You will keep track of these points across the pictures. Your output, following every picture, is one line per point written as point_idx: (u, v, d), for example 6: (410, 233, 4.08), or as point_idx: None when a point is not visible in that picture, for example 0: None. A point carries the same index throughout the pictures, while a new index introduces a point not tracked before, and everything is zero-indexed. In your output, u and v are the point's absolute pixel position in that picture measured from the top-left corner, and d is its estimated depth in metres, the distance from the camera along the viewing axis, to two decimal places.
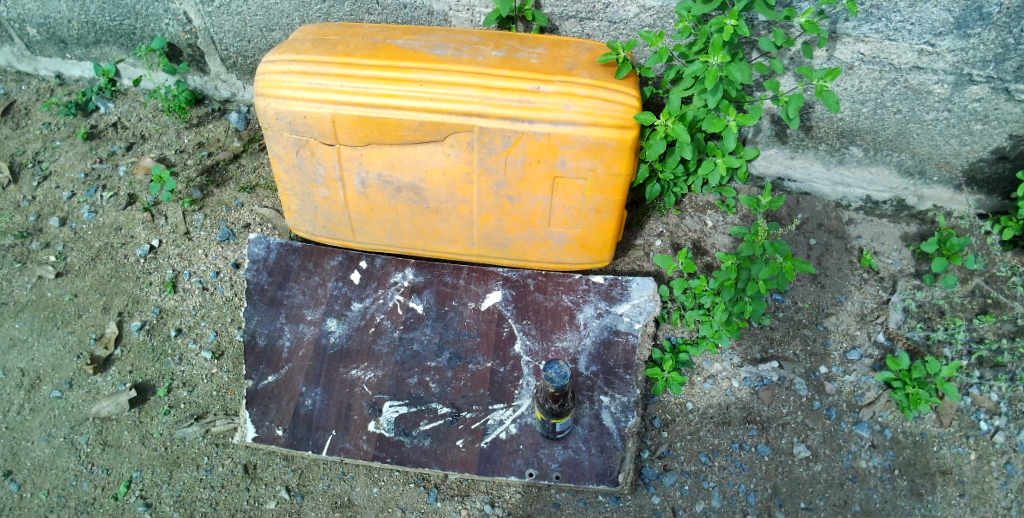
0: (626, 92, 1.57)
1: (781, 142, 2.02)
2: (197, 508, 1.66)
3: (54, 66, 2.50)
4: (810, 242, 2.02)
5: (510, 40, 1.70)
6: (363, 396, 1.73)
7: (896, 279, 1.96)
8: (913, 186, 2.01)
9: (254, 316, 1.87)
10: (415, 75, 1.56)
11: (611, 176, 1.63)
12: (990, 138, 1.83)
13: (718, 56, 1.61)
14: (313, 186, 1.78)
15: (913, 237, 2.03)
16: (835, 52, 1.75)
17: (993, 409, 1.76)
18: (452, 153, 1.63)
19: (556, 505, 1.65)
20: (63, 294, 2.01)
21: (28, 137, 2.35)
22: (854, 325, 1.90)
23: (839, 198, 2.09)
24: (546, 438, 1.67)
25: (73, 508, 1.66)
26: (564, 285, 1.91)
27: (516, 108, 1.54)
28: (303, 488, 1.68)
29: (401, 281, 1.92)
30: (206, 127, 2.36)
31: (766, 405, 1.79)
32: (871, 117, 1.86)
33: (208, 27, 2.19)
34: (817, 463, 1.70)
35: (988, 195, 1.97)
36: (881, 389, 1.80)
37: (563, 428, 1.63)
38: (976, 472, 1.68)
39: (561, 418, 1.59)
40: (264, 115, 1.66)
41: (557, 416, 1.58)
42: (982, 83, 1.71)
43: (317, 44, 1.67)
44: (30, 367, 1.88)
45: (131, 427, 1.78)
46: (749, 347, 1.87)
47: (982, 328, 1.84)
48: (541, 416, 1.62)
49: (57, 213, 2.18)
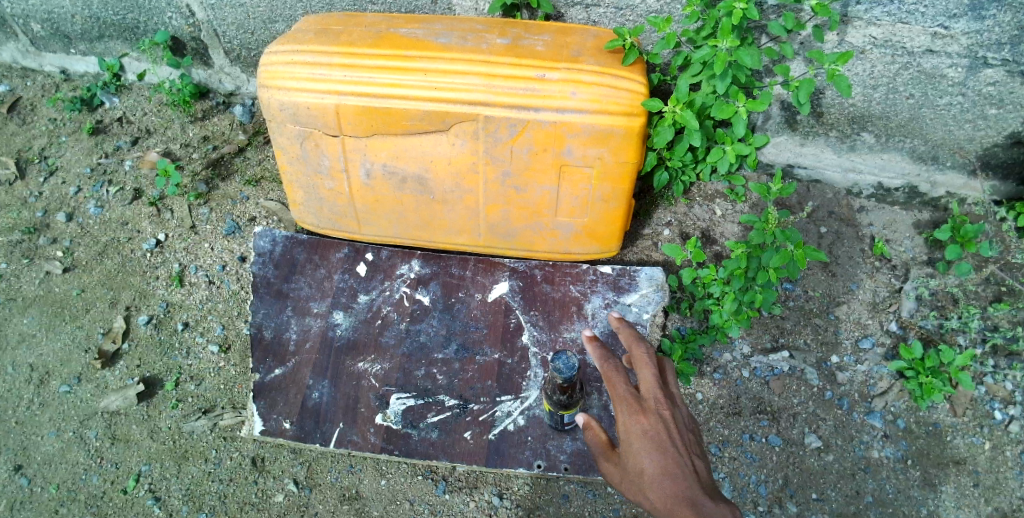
0: (633, 79, 1.55)
1: (791, 129, 1.99)
2: (205, 502, 1.67)
3: (59, 61, 2.49)
4: (821, 230, 1.99)
5: (515, 27, 1.68)
6: (369, 388, 1.73)
7: (908, 267, 1.92)
8: (926, 172, 1.97)
9: (261, 309, 1.85)
10: (419, 64, 1.54)
11: (618, 164, 1.61)
12: (1005, 123, 1.79)
13: (726, 40, 1.58)
14: (317, 178, 1.77)
15: (925, 224, 1.99)
16: (846, 36, 1.71)
17: (1008, 398, 1.74)
18: (457, 142, 1.62)
19: (565, 496, 1.66)
20: (70, 289, 2.01)
21: (35, 133, 2.35)
22: (866, 314, 1.87)
23: (850, 185, 2.06)
24: (552, 424, 1.65)
25: (83, 502, 1.68)
26: (571, 275, 1.89)
27: (521, 96, 1.52)
28: (312, 481, 1.69)
29: (408, 273, 1.91)
30: (212, 120, 2.35)
31: (777, 395, 1.77)
32: (883, 103, 1.83)
33: (211, 20, 2.17)
34: (828, 454, 1.70)
35: (1003, 180, 1.93)
36: (893, 379, 1.78)
37: (570, 421, 1.62)
38: (990, 462, 1.67)
39: (569, 411, 1.58)
40: (267, 106, 1.64)
41: (565, 408, 1.57)
42: (997, 67, 1.68)
43: (320, 34, 1.65)
44: (40, 361, 1.89)
45: (140, 421, 1.79)
46: (759, 337, 1.85)
47: (996, 316, 1.82)
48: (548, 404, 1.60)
49: (64, 209, 2.18)
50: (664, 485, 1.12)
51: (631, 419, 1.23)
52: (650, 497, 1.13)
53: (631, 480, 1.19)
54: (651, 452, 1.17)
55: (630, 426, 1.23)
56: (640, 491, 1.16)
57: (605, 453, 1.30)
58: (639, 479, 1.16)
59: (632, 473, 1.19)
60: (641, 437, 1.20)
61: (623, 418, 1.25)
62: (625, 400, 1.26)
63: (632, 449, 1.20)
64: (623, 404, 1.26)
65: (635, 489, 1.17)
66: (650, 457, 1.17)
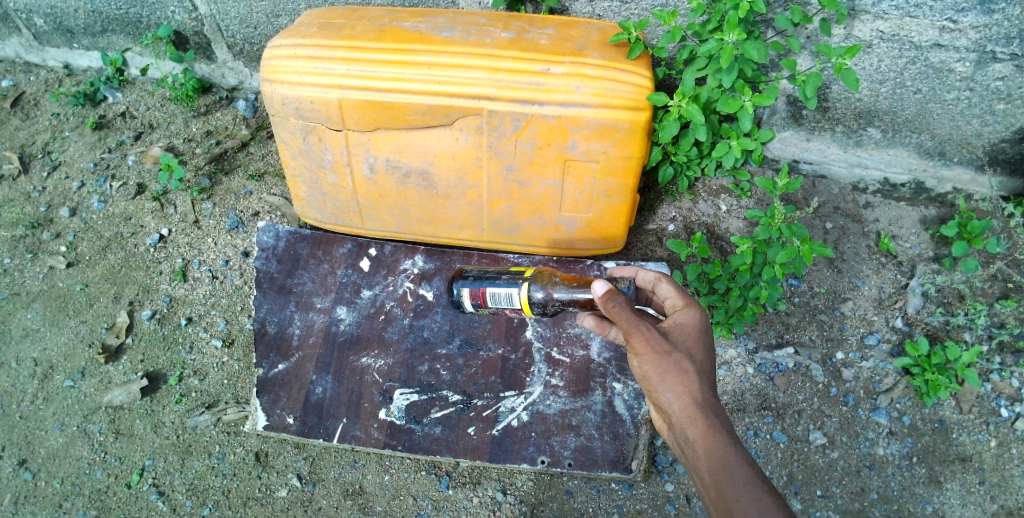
0: (638, 72, 1.53)
1: (797, 124, 1.97)
2: (209, 497, 1.67)
3: (62, 56, 2.48)
4: (826, 226, 1.97)
5: (519, 21, 1.67)
6: (374, 384, 1.73)
7: (914, 263, 1.91)
8: (933, 168, 1.95)
9: (264, 304, 1.85)
10: (422, 57, 1.53)
11: (622, 158, 1.60)
12: (1014, 118, 1.77)
13: (733, 33, 1.57)
14: (320, 172, 1.76)
15: (932, 220, 1.97)
16: (853, 30, 1.70)
17: (1014, 395, 1.73)
18: (460, 137, 1.61)
19: (569, 492, 1.66)
20: (74, 284, 2.01)
21: (38, 128, 2.35)
22: (871, 311, 1.86)
23: (856, 181, 2.04)
24: (472, 283, 1.50)
25: (87, 496, 1.69)
26: (576, 270, 1.86)
27: (525, 90, 1.52)
28: (314, 476, 1.69)
29: (411, 268, 1.89)
30: (215, 115, 2.34)
31: (781, 391, 1.77)
32: (890, 98, 1.81)
33: (214, 14, 2.17)
34: (833, 450, 1.70)
35: (1011, 176, 1.91)
36: (899, 376, 1.77)
37: (490, 306, 1.47)
38: (997, 459, 1.66)
39: (527, 306, 1.43)
40: (270, 100, 1.64)
41: (533, 304, 1.42)
42: (1006, 61, 1.66)
43: (323, 27, 1.63)
44: (44, 356, 1.89)
45: (143, 416, 1.79)
46: (763, 333, 1.84)
47: (1003, 313, 1.79)
48: (544, 277, 1.44)
49: (67, 204, 2.17)
50: (714, 389, 1.16)
51: (693, 321, 1.24)
52: (695, 386, 1.15)
53: (678, 362, 1.16)
54: (707, 355, 1.20)
55: (692, 328, 1.23)
56: (686, 376, 1.15)
57: (635, 318, 1.19)
58: (692, 369, 1.16)
59: (683, 356, 1.17)
60: (702, 340, 1.22)
61: (681, 318, 1.25)
62: (690, 308, 1.28)
63: (689, 344, 1.20)
64: (692, 310, 1.27)
65: (681, 373, 1.15)
66: (708, 360, 1.19)
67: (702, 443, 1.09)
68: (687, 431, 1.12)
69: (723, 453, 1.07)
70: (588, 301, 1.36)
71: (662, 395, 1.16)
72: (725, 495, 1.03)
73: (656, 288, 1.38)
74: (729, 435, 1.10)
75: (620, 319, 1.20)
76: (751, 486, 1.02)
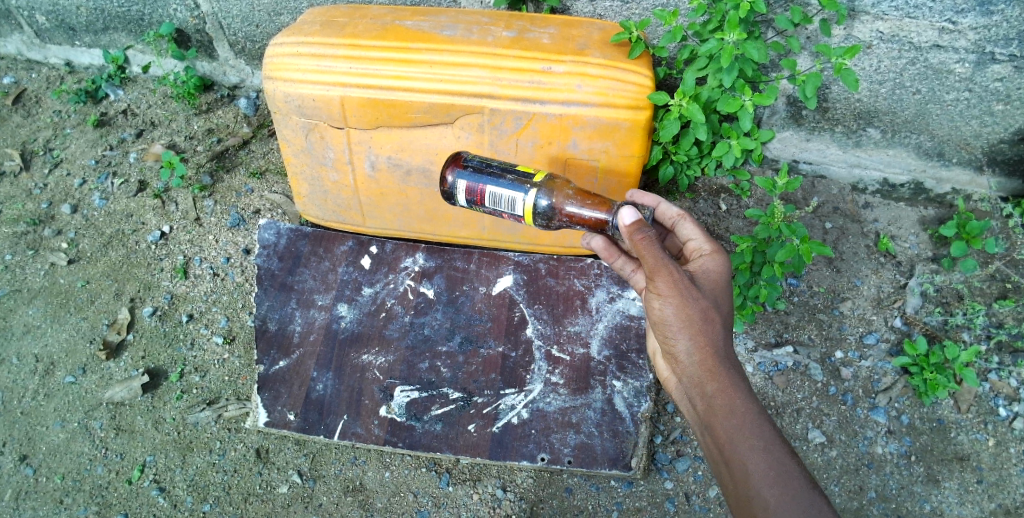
0: (639, 72, 1.54)
1: (796, 124, 1.98)
2: (210, 493, 1.68)
3: (63, 53, 2.49)
4: (826, 226, 1.98)
5: (521, 20, 1.67)
6: (374, 381, 1.73)
7: (913, 264, 1.92)
8: (932, 169, 1.95)
9: (265, 301, 1.85)
10: (424, 56, 1.54)
11: (623, 158, 1.61)
12: (1012, 119, 1.78)
13: (734, 33, 1.57)
14: (322, 170, 1.77)
15: (930, 221, 1.98)
16: (853, 31, 1.71)
17: (1013, 395, 1.74)
18: (462, 135, 1.61)
19: (568, 489, 1.66)
20: (75, 281, 2.01)
21: (39, 125, 2.35)
22: (870, 310, 1.87)
23: (856, 181, 2.04)
24: (472, 178, 1.46)
25: (87, 492, 1.69)
26: (576, 269, 1.88)
27: (527, 89, 1.53)
28: (315, 473, 1.70)
29: (411, 266, 1.90)
30: (216, 113, 2.34)
31: (781, 390, 1.78)
32: (889, 98, 1.82)
33: (216, 12, 2.17)
34: (831, 449, 1.70)
35: (1009, 177, 1.91)
36: (898, 375, 1.78)
37: (487, 206, 1.45)
38: (995, 458, 1.67)
39: (528, 214, 1.40)
40: (272, 98, 1.64)
41: (536, 214, 1.39)
42: (1005, 62, 1.67)
43: (325, 26, 1.64)
44: (44, 352, 1.90)
45: (144, 412, 1.79)
46: (763, 332, 1.85)
47: (1001, 313, 1.81)
48: (555, 187, 1.39)
49: (69, 200, 2.18)
50: (731, 343, 1.18)
51: (716, 271, 1.24)
52: (718, 337, 1.16)
53: (704, 312, 1.16)
54: (727, 307, 1.21)
55: (715, 279, 1.23)
56: (710, 326, 1.16)
57: (665, 258, 1.15)
58: (715, 323, 1.16)
59: (707, 306, 1.17)
60: (723, 293, 1.22)
61: (705, 268, 1.25)
62: (712, 256, 1.27)
63: (714, 296, 1.20)
64: (716, 259, 1.26)
65: (705, 322, 1.16)
66: (727, 313, 1.21)
67: (720, 398, 1.12)
68: (703, 383, 1.15)
69: (742, 409, 1.10)
70: (597, 223, 1.32)
71: (679, 342, 1.17)
72: (740, 451, 1.07)
73: (677, 227, 1.36)
74: (746, 392, 1.13)
75: (647, 256, 1.15)
76: (767, 448, 1.06)
